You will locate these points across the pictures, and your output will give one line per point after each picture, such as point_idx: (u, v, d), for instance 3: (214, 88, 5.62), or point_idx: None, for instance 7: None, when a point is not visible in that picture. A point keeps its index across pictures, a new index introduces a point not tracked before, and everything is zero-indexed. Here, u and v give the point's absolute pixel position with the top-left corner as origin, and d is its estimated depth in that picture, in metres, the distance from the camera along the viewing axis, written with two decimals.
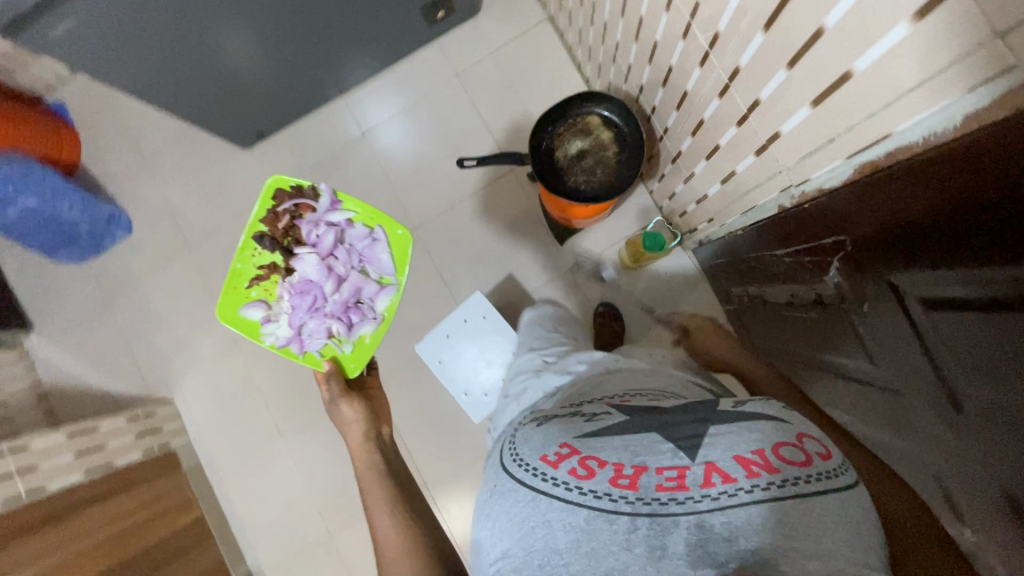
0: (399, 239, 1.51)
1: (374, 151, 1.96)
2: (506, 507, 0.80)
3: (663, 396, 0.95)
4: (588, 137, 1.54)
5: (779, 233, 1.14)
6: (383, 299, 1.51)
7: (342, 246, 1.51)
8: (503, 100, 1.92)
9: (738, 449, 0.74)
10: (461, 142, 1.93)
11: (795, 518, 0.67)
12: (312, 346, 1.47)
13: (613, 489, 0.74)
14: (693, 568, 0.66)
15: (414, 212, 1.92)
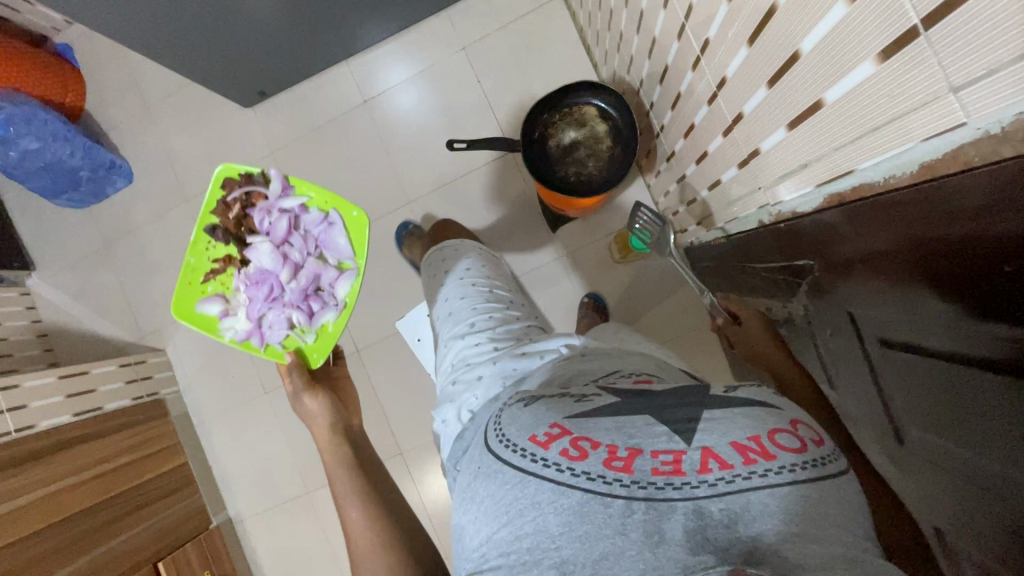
0: (356, 220, 1.47)
1: (383, 114, 2.08)
2: (492, 486, 0.78)
3: (641, 376, 0.95)
4: (581, 130, 1.71)
5: (761, 247, 1.19)
6: (343, 282, 1.49)
7: (298, 232, 1.49)
8: (518, 93, 2.01)
9: (736, 435, 0.72)
10: (470, 126, 2.03)
11: (790, 505, 0.66)
12: (275, 335, 1.49)
13: (603, 470, 0.71)
14: (693, 554, 0.64)
15: (416, 183, 2.07)
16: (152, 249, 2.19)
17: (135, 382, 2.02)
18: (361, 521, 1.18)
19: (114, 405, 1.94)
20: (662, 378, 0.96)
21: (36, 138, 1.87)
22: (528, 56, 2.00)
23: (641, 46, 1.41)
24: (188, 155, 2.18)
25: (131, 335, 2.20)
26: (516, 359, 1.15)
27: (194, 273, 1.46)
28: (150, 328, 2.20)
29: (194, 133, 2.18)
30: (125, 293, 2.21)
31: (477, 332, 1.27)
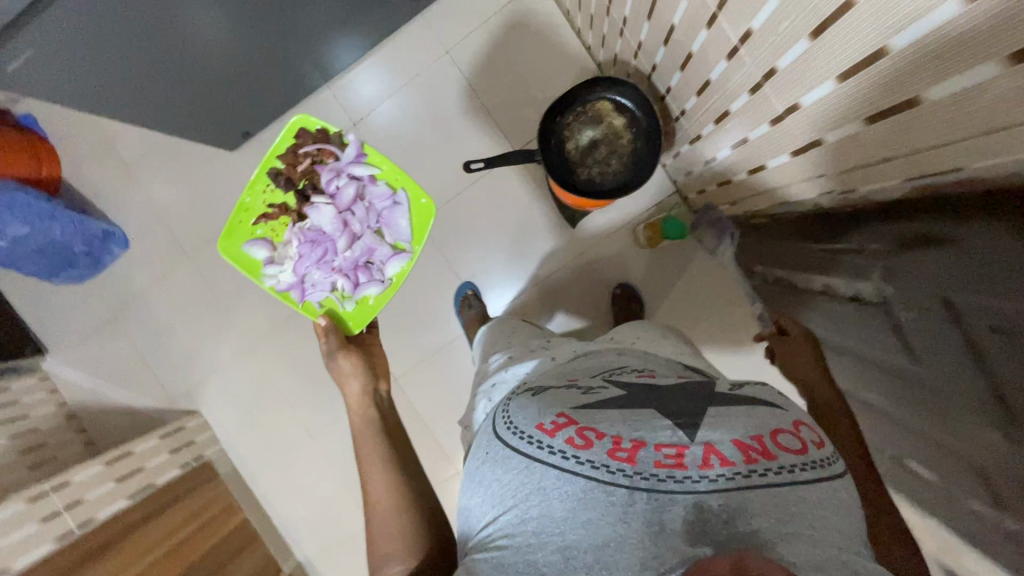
0: (422, 208, 1.56)
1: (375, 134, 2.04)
2: (500, 472, 0.81)
3: (654, 373, 0.97)
4: (602, 129, 1.69)
5: (827, 224, 1.29)
6: (395, 261, 1.57)
7: (361, 203, 1.57)
8: (509, 97, 2.00)
9: (739, 434, 0.75)
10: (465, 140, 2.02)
11: (787, 500, 0.69)
12: (318, 293, 1.54)
13: (608, 460, 0.74)
14: (690, 544, 0.67)
15: None
16: (159, 313, 2.06)
17: (180, 449, 1.93)
18: (378, 478, 1.12)
19: (166, 476, 1.82)
20: (674, 374, 0.98)
21: (22, 224, 1.74)
22: (511, 53, 2.00)
23: (653, 33, 1.39)
24: (180, 214, 2.03)
25: (161, 402, 2.08)
26: (536, 359, 1.17)
27: (246, 214, 1.52)
28: (178, 390, 2.07)
29: (178, 177, 2.02)
30: (134, 358, 2.08)
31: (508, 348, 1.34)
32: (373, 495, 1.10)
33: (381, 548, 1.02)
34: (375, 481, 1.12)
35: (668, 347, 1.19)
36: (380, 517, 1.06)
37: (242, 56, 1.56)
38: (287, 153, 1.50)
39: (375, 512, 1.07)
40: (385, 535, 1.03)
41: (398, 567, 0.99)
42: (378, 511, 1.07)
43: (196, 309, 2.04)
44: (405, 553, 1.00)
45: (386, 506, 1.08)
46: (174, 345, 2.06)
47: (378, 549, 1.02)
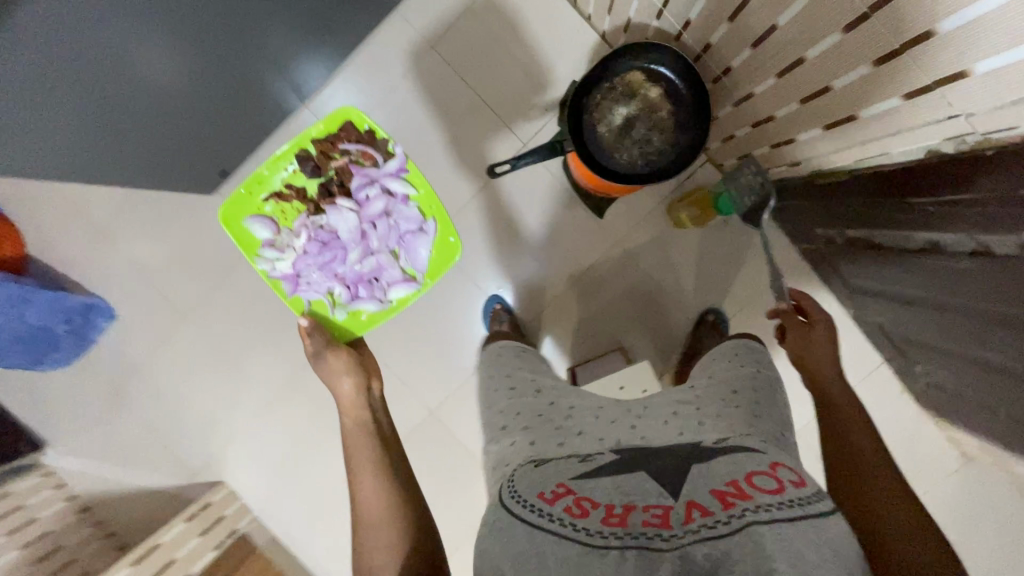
0: (448, 245, 1.42)
1: None
2: (500, 537, 0.75)
3: (611, 424, 1.01)
4: (635, 101, 1.54)
5: (929, 182, 1.13)
6: (401, 285, 1.42)
7: (386, 218, 1.40)
8: (505, 86, 1.75)
9: (715, 484, 0.78)
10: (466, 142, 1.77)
11: (768, 534, 0.68)
12: (311, 292, 1.41)
13: (602, 526, 0.74)
14: None
15: None
16: (163, 381, 1.84)
17: (207, 526, 1.72)
18: (368, 482, 1.06)
19: (200, 564, 1.61)
20: (632, 418, 1.02)
21: None
22: (501, 39, 1.73)
23: None
24: (166, 272, 1.79)
25: (180, 478, 1.88)
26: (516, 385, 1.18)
27: (263, 190, 1.38)
28: (200, 462, 1.87)
29: (157, 237, 1.77)
30: (139, 441, 1.86)
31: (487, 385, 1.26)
32: (361, 505, 1.02)
33: (365, 566, 0.94)
34: (365, 488, 1.05)
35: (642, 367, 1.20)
36: (368, 525, 0.99)
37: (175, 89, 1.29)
38: (331, 145, 1.38)
39: (361, 526, 0.99)
40: (372, 550, 0.95)
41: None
42: (365, 520, 1.00)
43: (197, 372, 1.84)
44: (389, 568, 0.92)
45: (376, 517, 1.00)
46: (186, 424, 1.86)
47: (363, 569, 0.94)
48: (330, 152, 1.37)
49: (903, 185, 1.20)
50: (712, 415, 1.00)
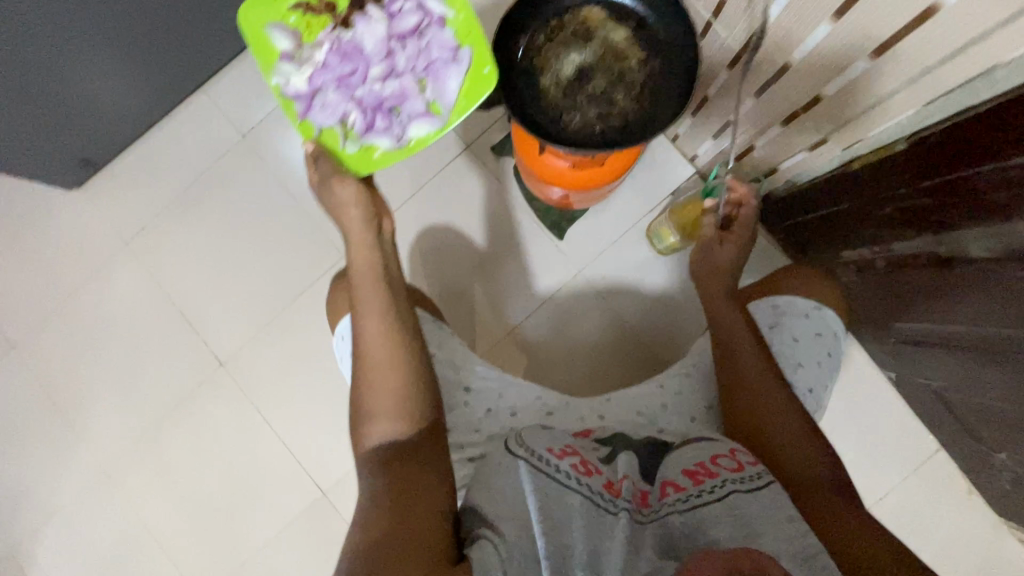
0: (477, 80, 0.64)
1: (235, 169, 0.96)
2: (493, 471, 0.54)
3: (510, 417, 0.73)
4: (590, 47, 0.64)
5: (960, 185, 0.51)
6: (422, 121, 0.66)
7: (414, 31, 0.66)
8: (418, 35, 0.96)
9: (685, 463, 0.59)
10: None
11: (757, 513, 0.51)
12: (321, 117, 0.67)
13: (600, 484, 0.52)
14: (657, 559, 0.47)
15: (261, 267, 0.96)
16: None
17: None
18: (375, 315, 0.60)
19: None
20: (535, 413, 0.73)
21: None
22: None
23: None
24: None
25: None
26: (337, 404, 0.93)
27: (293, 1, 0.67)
28: None
29: None
30: None
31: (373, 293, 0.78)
32: (339, 205, 0.63)
33: (367, 389, 0.58)
34: (350, 200, 0.63)
35: (552, 338, 0.95)
36: (369, 378, 0.58)
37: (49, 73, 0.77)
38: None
39: (365, 339, 0.59)
40: (374, 318, 0.60)
41: (388, 434, 0.57)
42: (368, 335, 0.59)
43: None
44: (396, 411, 0.57)
45: (376, 360, 0.58)
46: None
47: (359, 336, 0.59)
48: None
49: (864, 200, 0.63)
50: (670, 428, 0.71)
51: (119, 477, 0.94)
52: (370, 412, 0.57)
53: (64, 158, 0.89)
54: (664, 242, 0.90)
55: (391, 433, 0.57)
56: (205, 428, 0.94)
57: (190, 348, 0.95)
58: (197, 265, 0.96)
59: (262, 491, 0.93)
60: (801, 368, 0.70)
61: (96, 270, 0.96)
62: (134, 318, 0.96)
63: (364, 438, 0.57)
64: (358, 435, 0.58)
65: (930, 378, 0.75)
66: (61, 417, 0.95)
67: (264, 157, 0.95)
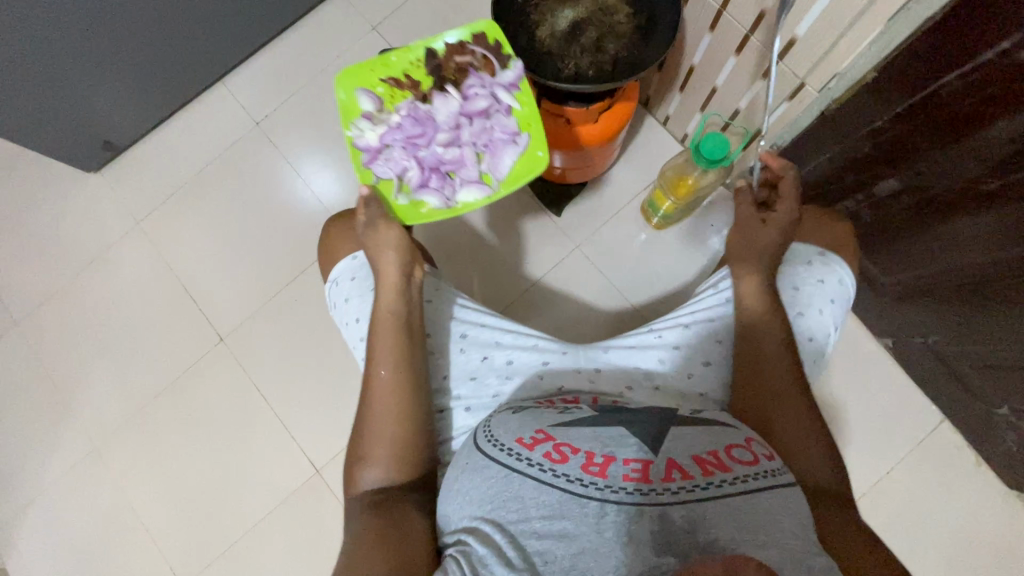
0: (529, 163, 0.65)
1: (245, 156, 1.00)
2: (463, 475, 0.54)
3: (507, 368, 0.66)
4: (581, 4, 0.69)
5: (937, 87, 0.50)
6: (473, 189, 0.64)
7: (483, 116, 0.65)
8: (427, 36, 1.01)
9: (696, 448, 0.53)
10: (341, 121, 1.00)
11: (753, 512, 0.46)
12: (380, 170, 0.63)
13: (579, 467, 0.50)
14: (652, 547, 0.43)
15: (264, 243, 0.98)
16: None
17: None
18: (387, 360, 0.58)
19: None
20: (531, 369, 0.66)
21: None
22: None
23: None
24: None
25: None
26: (330, 379, 0.92)
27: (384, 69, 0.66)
28: None
29: None
30: None
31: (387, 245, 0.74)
32: (373, 237, 0.60)
33: (368, 432, 0.57)
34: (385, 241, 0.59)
35: (549, 308, 0.92)
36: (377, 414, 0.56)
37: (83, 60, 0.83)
38: (461, 47, 0.66)
39: (376, 385, 0.57)
40: (388, 360, 0.58)
41: (378, 478, 0.56)
42: (381, 382, 0.57)
43: None
44: (392, 458, 0.56)
45: (386, 406, 0.57)
46: None
47: (373, 378, 0.58)
48: (447, 52, 0.66)
49: (845, 139, 0.64)
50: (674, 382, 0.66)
51: (104, 457, 0.92)
52: (366, 453, 0.56)
53: (86, 139, 0.94)
54: (659, 211, 0.88)
55: (384, 477, 0.56)
56: (199, 405, 0.93)
57: (193, 324, 0.96)
58: (203, 241, 0.99)
59: (247, 477, 0.90)
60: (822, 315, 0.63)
61: (105, 245, 0.99)
62: (138, 296, 0.97)
63: (358, 479, 0.57)
64: (352, 475, 0.57)
65: (926, 334, 0.74)
66: (55, 395, 0.94)
67: (276, 145, 1.01)
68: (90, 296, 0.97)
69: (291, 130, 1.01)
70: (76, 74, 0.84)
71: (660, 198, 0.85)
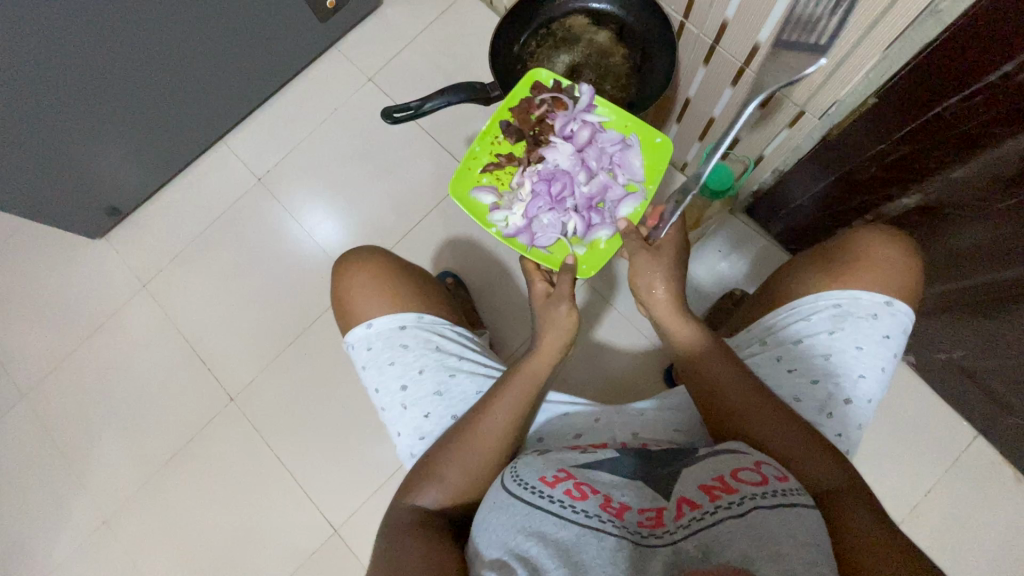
0: (658, 153, 0.65)
1: (252, 210, 1.01)
2: (487, 514, 0.48)
3: (534, 441, 0.62)
4: (578, 48, 0.70)
5: (941, 100, 0.51)
6: (629, 202, 0.65)
7: (590, 141, 0.65)
8: (424, 84, 1.02)
9: (700, 477, 0.47)
10: (344, 169, 1.01)
11: (768, 523, 0.40)
12: (546, 241, 0.64)
13: (598, 506, 0.45)
14: None
15: (270, 295, 0.98)
16: None
17: None
18: (509, 410, 0.55)
19: None
20: (563, 438, 0.61)
21: None
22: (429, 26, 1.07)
23: None
24: None
25: None
26: (343, 433, 0.91)
27: (483, 157, 0.67)
28: None
29: None
30: None
31: (415, 297, 0.66)
32: (549, 313, 0.58)
33: (450, 461, 0.54)
34: (560, 322, 0.58)
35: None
36: (473, 454, 0.54)
37: (87, 136, 0.84)
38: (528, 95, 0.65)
39: (479, 430, 0.54)
40: (501, 416, 0.54)
41: (434, 500, 0.53)
42: (497, 426, 0.54)
43: None
44: (459, 489, 0.54)
45: (482, 452, 0.54)
46: None
47: (483, 423, 0.54)
48: (520, 106, 0.65)
49: (846, 161, 0.64)
50: None
51: (115, 528, 0.90)
52: (439, 472, 0.54)
53: (90, 208, 0.95)
54: None
55: (439, 501, 0.54)
56: (213, 469, 0.91)
57: (202, 386, 0.95)
58: (210, 300, 0.98)
59: (264, 540, 0.88)
60: (856, 382, 0.56)
61: (112, 311, 0.99)
62: (146, 361, 0.96)
63: (417, 489, 0.54)
64: (412, 485, 0.55)
65: (952, 350, 0.73)
66: (64, 469, 0.93)
67: (279, 201, 1.01)
68: (98, 363, 0.97)
69: (293, 185, 1.01)
70: (78, 149, 0.84)
71: None
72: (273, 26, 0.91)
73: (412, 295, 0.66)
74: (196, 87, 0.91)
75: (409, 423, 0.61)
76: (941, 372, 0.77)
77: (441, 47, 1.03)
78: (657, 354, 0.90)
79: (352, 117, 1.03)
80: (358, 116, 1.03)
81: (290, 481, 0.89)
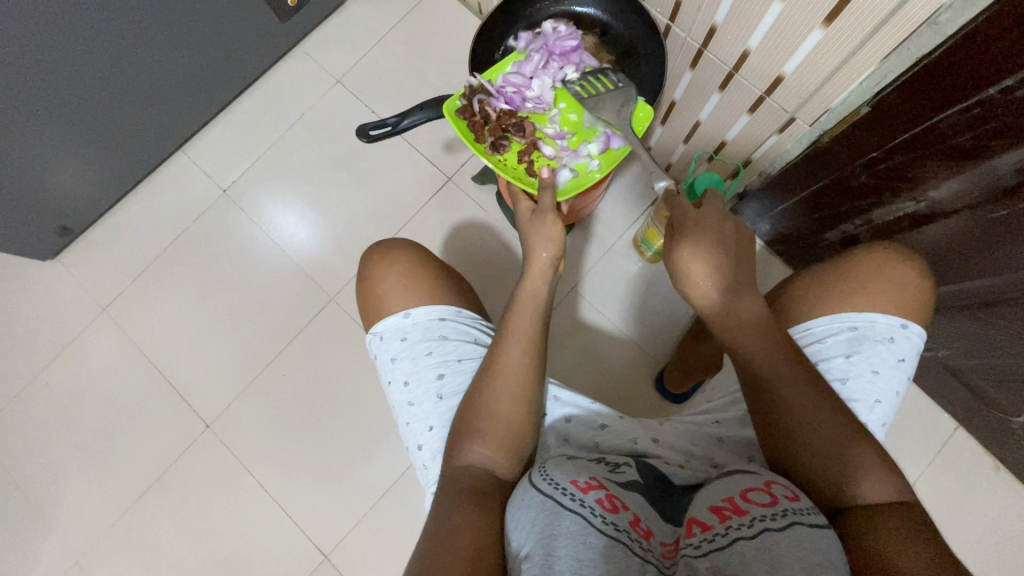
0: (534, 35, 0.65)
1: (217, 223, 0.96)
2: (514, 510, 0.45)
3: (561, 423, 0.61)
4: None
5: (937, 108, 0.49)
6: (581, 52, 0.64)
7: (522, 87, 0.64)
8: (397, 85, 0.97)
9: (711, 498, 0.45)
10: (316, 176, 0.96)
11: (777, 548, 0.38)
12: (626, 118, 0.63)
13: (628, 522, 0.43)
14: None
15: (242, 312, 0.93)
16: None
17: None
18: (522, 346, 0.53)
19: None
20: (588, 428, 0.60)
21: None
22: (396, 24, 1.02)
23: None
24: None
25: None
26: (328, 457, 0.87)
27: (519, 174, 0.63)
28: None
29: None
30: None
31: (452, 292, 0.63)
32: (536, 230, 0.57)
33: (488, 408, 0.51)
34: (550, 236, 0.56)
35: (552, 354, 0.89)
36: (503, 389, 0.51)
37: (30, 155, 0.77)
38: (468, 120, 0.63)
39: (504, 363, 0.52)
40: (520, 343, 0.53)
41: (484, 455, 0.50)
42: (512, 358, 0.52)
43: None
44: (504, 439, 0.50)
45: (515, 383, 0.52)
46: None
47: (502, 357, 0.53)
48: (479, 132, 0.63)
49: (836, 167, 0.63)
50: (737, 433, 0.58)
51: (87, 566, 0.85)
52: (474, 424, 0.51)
53: (38, 228, 0.88)
54: (652, 248, 0.86)
55: (489, 459, 0.50)
56: (190, 500, 0.87)
57: (174, 414, 0.90)
58: (177, 322, 0.93)
59: (249, 569, 0.84)
60: (873, 406, 0.55)
61: (71, 336, 0.92)
62: (112, 389, 0.91)
63: (461, 449, 0.50)
64: (452, 448, 0.51)
65: (938, 348, 0.74)
66: (29, 508, 0.87)
67: (248, 213, 0.96)
68: (58, 393, 0.91)
69: (262, 196, 0.96)
70: (21, 167, 0.77)
71: (654, 236, 0.83)
72: (232, 27, 0.85)
73: (447, 289, 0.63)
74: (149, 94, 0.84)
75: (445, 417, 0.57)
76: (926, 369, 0.79)
77: (413, 47, 0.98)
78: (649, 359, 0.88)
79: (321, 121, 0.97)
80: (327, 121, 0.97)
81: (275, 507, 0.86)
